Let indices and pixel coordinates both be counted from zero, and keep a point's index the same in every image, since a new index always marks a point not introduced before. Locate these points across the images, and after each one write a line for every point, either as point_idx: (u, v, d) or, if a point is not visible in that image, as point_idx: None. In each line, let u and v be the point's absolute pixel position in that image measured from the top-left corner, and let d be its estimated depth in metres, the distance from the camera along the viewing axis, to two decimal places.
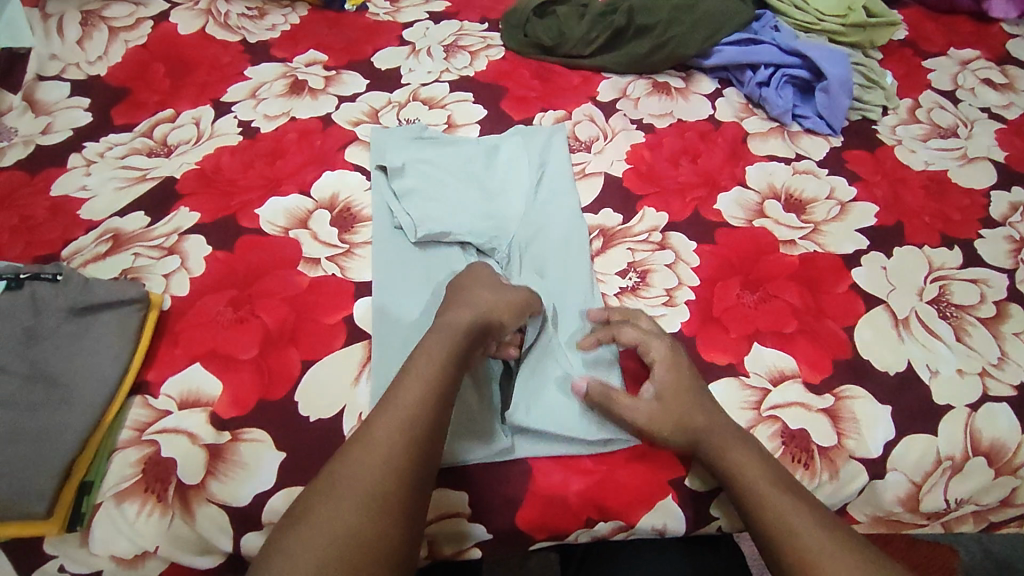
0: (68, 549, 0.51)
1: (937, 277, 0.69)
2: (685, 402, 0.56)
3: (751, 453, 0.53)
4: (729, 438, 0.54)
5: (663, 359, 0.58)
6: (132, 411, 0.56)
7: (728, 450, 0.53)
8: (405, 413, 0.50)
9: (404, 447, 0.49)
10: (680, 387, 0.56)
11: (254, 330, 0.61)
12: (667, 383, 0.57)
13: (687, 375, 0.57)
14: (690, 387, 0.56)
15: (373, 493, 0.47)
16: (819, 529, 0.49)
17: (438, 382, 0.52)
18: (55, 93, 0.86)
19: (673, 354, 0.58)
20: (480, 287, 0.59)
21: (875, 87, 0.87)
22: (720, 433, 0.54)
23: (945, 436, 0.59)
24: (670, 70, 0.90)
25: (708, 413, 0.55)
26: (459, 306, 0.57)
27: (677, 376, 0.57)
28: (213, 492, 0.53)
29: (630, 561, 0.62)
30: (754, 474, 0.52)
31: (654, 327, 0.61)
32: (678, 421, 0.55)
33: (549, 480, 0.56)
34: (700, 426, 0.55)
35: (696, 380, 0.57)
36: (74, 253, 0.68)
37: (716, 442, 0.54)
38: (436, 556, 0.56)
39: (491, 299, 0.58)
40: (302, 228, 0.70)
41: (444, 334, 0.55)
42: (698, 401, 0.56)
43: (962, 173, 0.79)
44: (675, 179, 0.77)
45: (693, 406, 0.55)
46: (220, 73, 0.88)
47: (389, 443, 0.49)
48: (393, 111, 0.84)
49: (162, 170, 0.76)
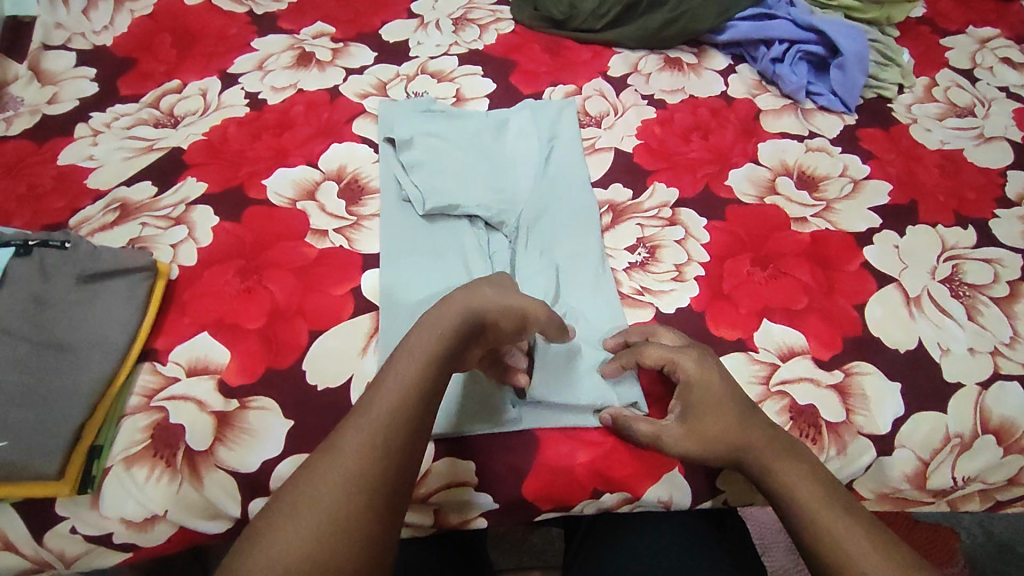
0: (79, 511, 0.51)
1: (950, 255, 0.68)
2: (722, 420, 0.52)
3: (797, 469, 0.51)
4: (776, 458, 0.51)
5: (692, 378, 0.54)
6: (141, 377, 0.56)
7: (771, 462, 0.51)
8: (386, 413, 0.45)
9: (385, 448, 0.44)
10: (712, 409, 0.53)
11: (262, 300, 0.61)
12: (701, 403, 0.53)
13: (723, 387, 0.54)
14: (729, 404, 0.53)
15: (354, 500, 0.42)
16: (856, 537, 0.47)
17: (422, 380, 0.47)
18: (61, 62, 0.85)
19: (704, 371, 0.54)
20: (480, 283, 0.53)
21: (891, 64, 0.86)
22: (764, 449, 0.52)
23: (954, 413, 0.58)
24: (682, 46, 0.89)
25: (745, 428, 0.52)
26: (450, 300, 0.51)
27: (712, 394, 0.53)
28: (222, 458, 0.53)
29: (637, 528, 0.62)
30: (791, 484, 0.50)
31: (681, 340, 0.57)
32: (714, 440, 0.52)
33: (556, 450, 0.56)
34: (739, 445, 0.52)
35: (735, 389, 0.54)
36: (82, 221, 0.68)
37: (757, 459, 0.52)
38: (443, 525, 0.56)
39: (488, 300, 0.51)
40: (309, 199, 0.69)
41: (428, 330, 0.49)
42: (740, 419, 0.52)
43: (978, 152, 0.78)
44: (687, 155, 0.76)
45: (734, 423, 0.52)
46: (226, 45, 0.87)
47: (369, 445, 0.44)
48: (401, 84, 0.83)
49: (169, 141, 0.76)
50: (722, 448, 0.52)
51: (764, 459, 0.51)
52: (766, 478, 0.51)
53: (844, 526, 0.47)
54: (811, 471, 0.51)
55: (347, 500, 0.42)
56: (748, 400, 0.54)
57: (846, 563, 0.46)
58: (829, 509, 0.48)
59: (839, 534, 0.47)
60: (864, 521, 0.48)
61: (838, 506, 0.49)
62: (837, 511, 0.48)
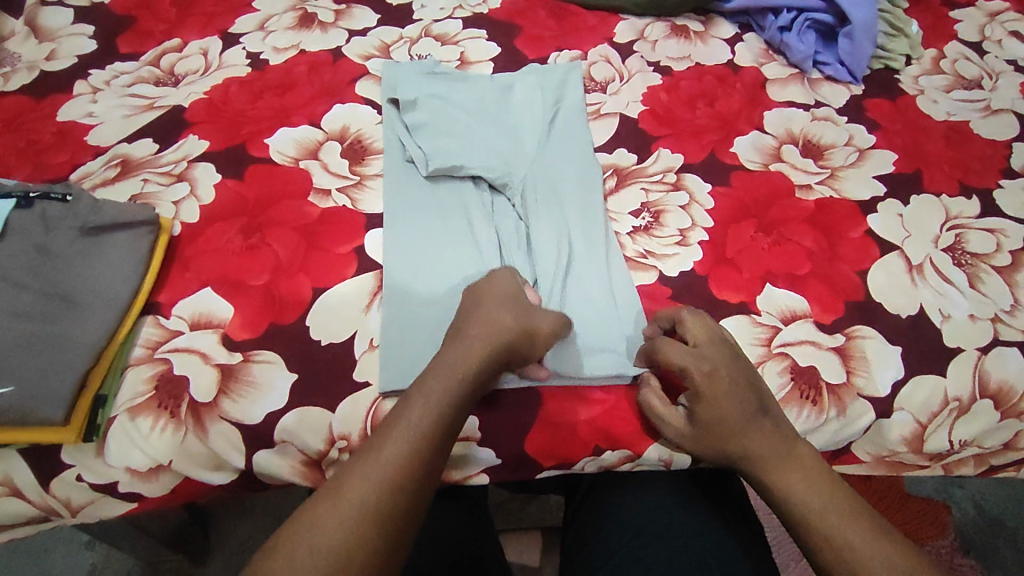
0: (85, 458, 0.51)
1: (954, 224, 0.68)
2: (726, 432, 0.52)
3: (802, 480, 0.51)
4: (778, 466, 0.52)
5: (703, 387, 0.52)
6: (144, 331, 0.56)
7: (772, 470, 0.52)
8: (401, 450, 0.47)
9: (399, 491, 0.46)
10: (720, 418, 0.52)
11: (265, 257, 0.61)
12: (707, 417, 0.52)
13: (730, 397, 0.52)
14: (734, 415, 0.52)
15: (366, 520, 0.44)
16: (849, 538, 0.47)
17: (435, 431, 0.48)
18: (58, 18, 0.84)
19: (712, 380, 0.52)
20: (495, 307, 0.54)
21: (900, 35, 0.85)
22: (765, 456, 0.52)
23: (953, 377, 0.59)
24: (689, 13, 0.88)
25: (745, 437, 0.52)
26: (469, 340, 0.52)
27: (722, 404, 0.52)
28: (226, 410, 0.53)
29: (631, 493, 0.62)
30: (788, 489, 0.51)
31: (705, 338, 0.54)
32: (715, 445, 0.53)
33: (559, 407, 0.56)
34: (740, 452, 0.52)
35: (744, 391, 0.52)
36: (83, 177, 0.67)
37: (759, 466, 0.52)
38: (446, 481, 0.57)
39: (507, 328, 0.53)
40: (312, 159, 0.69)
41: (444, 374, 0.50)
42: (741, 427, 0.52)
43: (984, 124, 0.77)
44: (692, 122, 0.75)
45: (739, 433, 0.52)
46: (227, 5, 0.86)
47: (382, 487, 0.45)
48: (404, 46, 0.82)
49: (170, 99, 0.75)
50: (719, 451, 0.53)
51: (765, 465, 0.52)
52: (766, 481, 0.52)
53: (844, 534, 0.48)
54: (813, 480, 0.51)
55: (356, 540, 0.43)
56: (761, 403, 0.53)
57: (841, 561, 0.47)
58: (823, 515, 0.49)
59: (834, 537, 0.48)
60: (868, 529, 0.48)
61: (842, 510, 0.49)
62: (836, 514, 0.49)
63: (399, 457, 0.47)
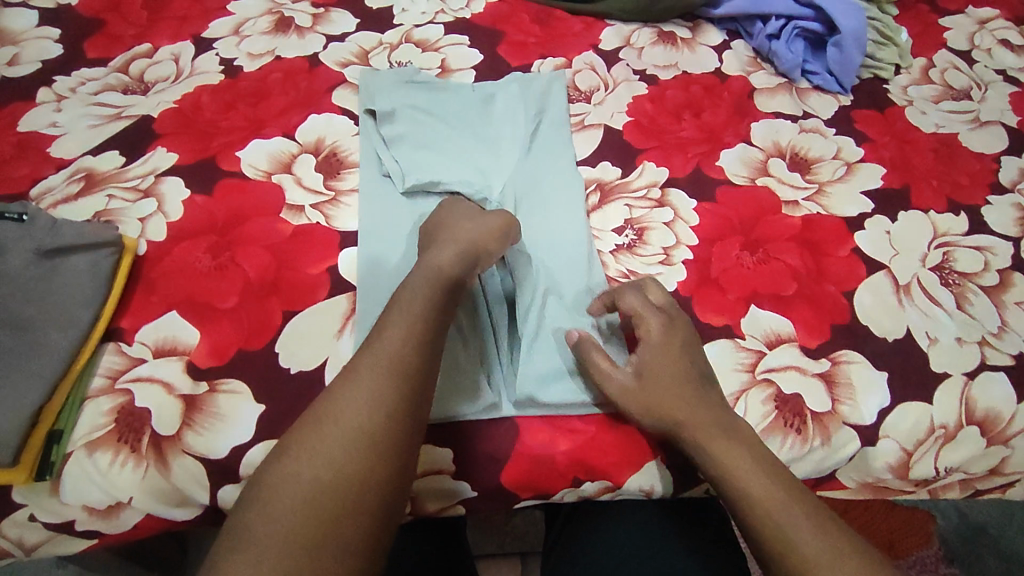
0: (38, 498, 0.50)
1: (941, 242, 0.67)
2: (667, 387, 0.52)
3: (741, 453, 0.49)
4: (716, 439, 0.50)
5: (654, 336, 0.54)
6: (105, 358, 0.54)
7: (706, 442, 0.50)
8: (350, 420, 0.46)
9: (345, 499, 0.44)
10: (668, 374, 0.52)
11: (233, 278, 0.59)
12: (653, 367, 0.53)
13: (681, 353, 0.53)
14: (680, 368, 0.53)
15: (320, 492, 0.43)
16: (791, 514, 0.46)
17: (388, 390, 0.47)
18: (22, 21, 0.80)
19: (665, 331, 0.54)
20: (460, 219, 0.59)
21: (889, 44, 0.83)
22: (702, 426, 0.50)
23: (940, 404, 0.58)
24: (677, 19, 0.86)
25: (687, 403, 0.51)
26: (439, 248, 0.56)
27: (666, 357, 0.53)
28: (190, 443, 0.51)
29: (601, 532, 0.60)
30: (726, 462, 0.49)
31: (665, 300, 0.57)
32: (656, 407, 0.52)
33: (536, 438, 0.54)
34: (676, 415, 0.51)
35: (690, 354, 0.54)
36: (44, 192, 0.64)
37: (694, 436, 0.50)
38: (420, 512, 0.55)
39: (469, 230, 0.57)
40: (286, 172, 0.67)
41: (411, 288, 0.52)
42: (686, 393, 0.51)
43: (973, 137, 0.76)
44: (678, 134, 0.74)
45: (677, 397, 0.51)
46: (200, 8, 0.83)
47: (327, 481, 0.44)
48: (384, 53, 0.79)
49: (139, 109, 0.72)
50: (662, 418, 0.52)
51: (699, 436, 0.50)
52: (702, 457, 0.50)
53: (787, 517, 0.46)
54: (753, 456, 0.49)
55: (308, 513, 0.43)
56: (700, 377, 0.53)
57: (783, 543, 0.45)
58: (768, 491, 0.47)
59: (775, 517, 0.46)
60: (811, 515, 0.46)
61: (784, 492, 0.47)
62: (776, 492, 0.47)
63: (343, 458, 0.45)
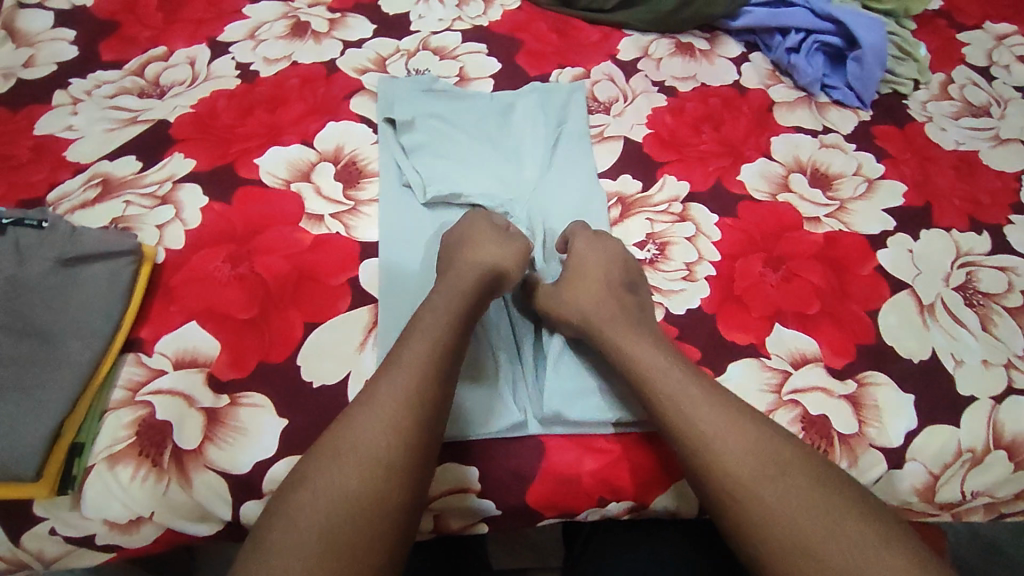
0: (59, 512, 0.49)
1: (965, 262, 0.66)
2: (581, 286, 0.57)
3: (648, 346, 0.53)
4: (622, 334, 0.54)
5: (578, 246, 0.60)
6: (125, 369, 0.53)
7: (613, 337, 0.54)
8: (371, 447, 0.45)
9: (371, 496, 0.44)
10: (584, 276, 0.58)
11: (253, 288, 0.58)
12: (572, 270, 0.59)
13: (598, 262, 0.59)
14: (598, 274, 0.58)
15: (345, 509, 0.43)
16: (691, 397, 0.50)
17: (406, 413, 0.47)
18: (37, 22, 0.80)
19: (587, 244, 0.60)
20: (479, 243, 0.58)
21: (908, 59, 0.83)
22: (611, 325, 0.55)
23: (967, 427, 0.57)
24: (694, 30, 0.86)
25: (597, 299, 0.56)
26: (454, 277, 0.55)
27: (586, 264, 0.59)
28: (212, 458, 0.50)
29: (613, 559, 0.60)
30: (632, 358, 0.53)
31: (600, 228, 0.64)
32: (573, 307, 0.56)
33: (563, 458, 0.54)
34: (585, 311, 0.56)
35: (610, 262, 0.59)
36: (62, 197, 0.64)
37: (605, 333, 0.55)
38: (443, 530, 0.54)
39: (488, 259, 0.56)
40: (305, 181, 0.66)
41: (430, 314, 0.52)
42: (599, 292, 0.57)
43: (994, 155, 0.76)
44: (698, 147, 0.73)
45: (590, 295, 0.57)
46: (216, 11, 0.82)
47: (350, 501, 0.43)
48: (401, 60, 0.79)
49: (155, 113, 0.71)
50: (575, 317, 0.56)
51: (608, 331, 0.55)
52: (612, 353, 0.54)
53: (690, 407, 0.50)
54: (661, 354, 0.53)
55: (333, 528, 0.42)
56: (618, 283, 0.58)
57: (681, 424, 0.49)
58: (670, 379, 0.51)
59: (677, 405, 0.50)
60: (712, 400, 0.50)
61: (689, 380, 0.51)
62: (678, 381, 0.51)
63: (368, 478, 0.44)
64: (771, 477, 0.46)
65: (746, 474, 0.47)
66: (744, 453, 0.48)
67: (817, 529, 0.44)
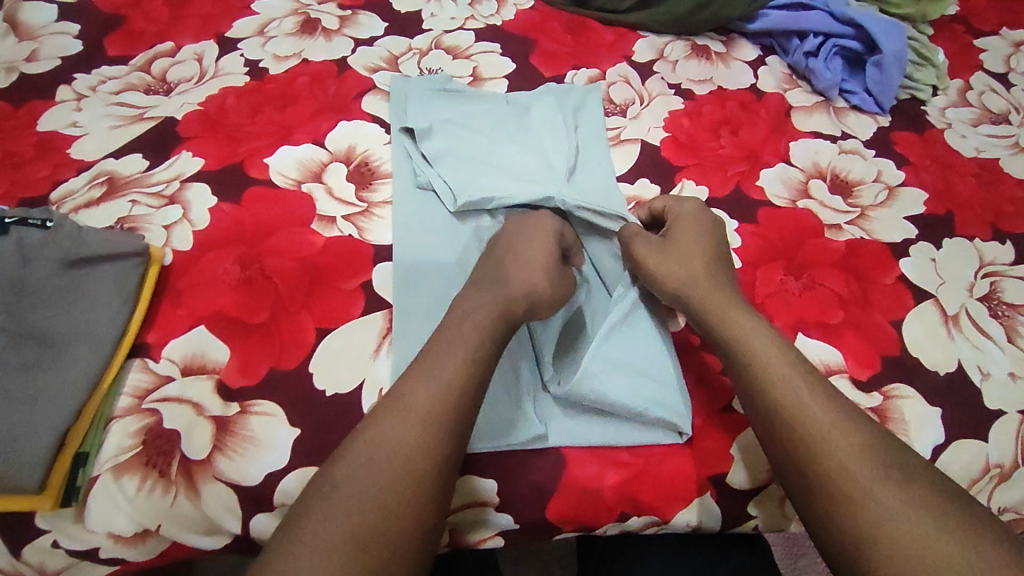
0: (62, 524, 0.47)
1: (988, 272, 0.65)
2: (687, 255, 0.56)
3: (756, 325, 0.52)
4: (730, 309, 0.53)
5: (680, 221, 0.59)
6: (132, 376, 0.52)
7: (721, 311, 0.53)
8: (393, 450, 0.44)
9: (403, 498, 0.43)
10: (688, 246, 0.57)
11: (263, 292, 0.56)
12: (676, 240, 0.57)
13: (700, 239, 0.58)
14: (702, 249, 0.57)
15: (375, 511, 0.42)
16: (805, 381, 0.48)
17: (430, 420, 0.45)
18: (41, 15, 0.78)
19: (691, 220, 0.59)
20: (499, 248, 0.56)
21: (927, 65, 0.82)
22: (718, 299, 0.53)
23: (995, 442, 0.56)
24: (710, 32, 0.84)
25: (705, 271, 0.55)
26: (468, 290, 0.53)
27: (691, 239, 0.57)
28: (221, 469, 0.49)
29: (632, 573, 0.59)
30: (741, 332, 0.51)
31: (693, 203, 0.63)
32: (680, 274, 0.55)
33: (584, 471, 0.52)
34: (691, 278, 0.55)
35: (711, 244, 0.58)
36: (65, 196, 0.62)
37: (708, 307, 0.53)
38: (458, 544, 0.53)
39: (503, 272, 0.54)
40: (316, 181, 0.64)
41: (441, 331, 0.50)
42: (704, 266, 0.56)
43: (1015, 163, 0.75)
44: (716, 151, 0.72)
45: (696, 266, 0.55)
46: (224, 6, 0.80)
47: (377, 504, 0.42)
48: (413, 59, 0.77)
49: (162, 110, 0.69)
50: (679, 284, 0.55)
51: (716, 305, 0.53)
52: (717, 325, 0.53)
53: (797, 390, 0.48)
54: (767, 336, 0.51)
55: (364, 530, 0.41)
56: (718, 264, 0.57)
57: (790, 402, 0.47)
58: (781, 359, 0.50)
59: (788, 385, 0.48)
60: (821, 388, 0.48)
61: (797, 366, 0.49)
62: (788, 363, 0.49)
63: (395, 481, 0.43)
64: (896, 482, 0.43)
65: (865, 474, 0.44)
66: (849, 445, 0.45)
67: (937, 545, 0.41)
